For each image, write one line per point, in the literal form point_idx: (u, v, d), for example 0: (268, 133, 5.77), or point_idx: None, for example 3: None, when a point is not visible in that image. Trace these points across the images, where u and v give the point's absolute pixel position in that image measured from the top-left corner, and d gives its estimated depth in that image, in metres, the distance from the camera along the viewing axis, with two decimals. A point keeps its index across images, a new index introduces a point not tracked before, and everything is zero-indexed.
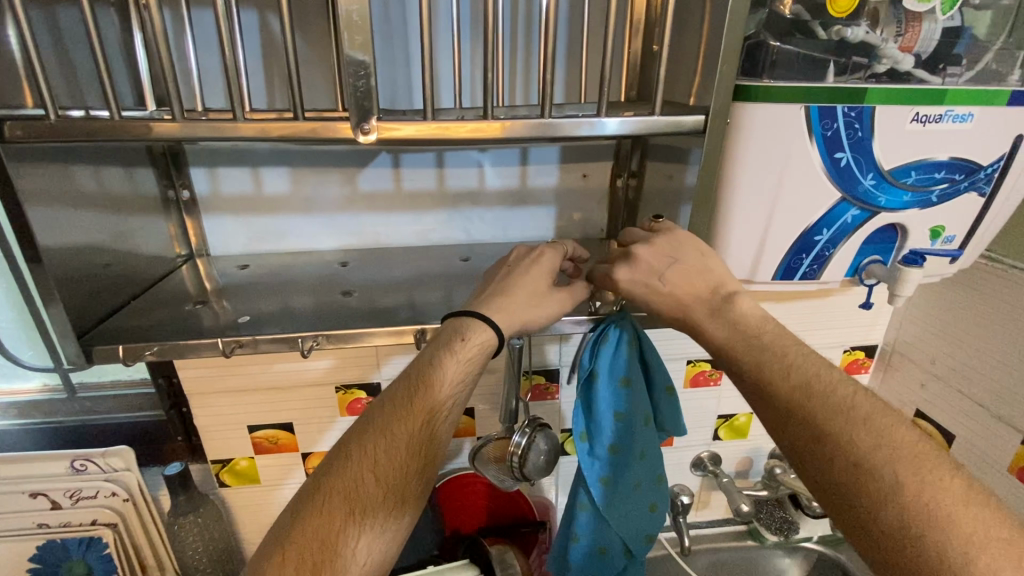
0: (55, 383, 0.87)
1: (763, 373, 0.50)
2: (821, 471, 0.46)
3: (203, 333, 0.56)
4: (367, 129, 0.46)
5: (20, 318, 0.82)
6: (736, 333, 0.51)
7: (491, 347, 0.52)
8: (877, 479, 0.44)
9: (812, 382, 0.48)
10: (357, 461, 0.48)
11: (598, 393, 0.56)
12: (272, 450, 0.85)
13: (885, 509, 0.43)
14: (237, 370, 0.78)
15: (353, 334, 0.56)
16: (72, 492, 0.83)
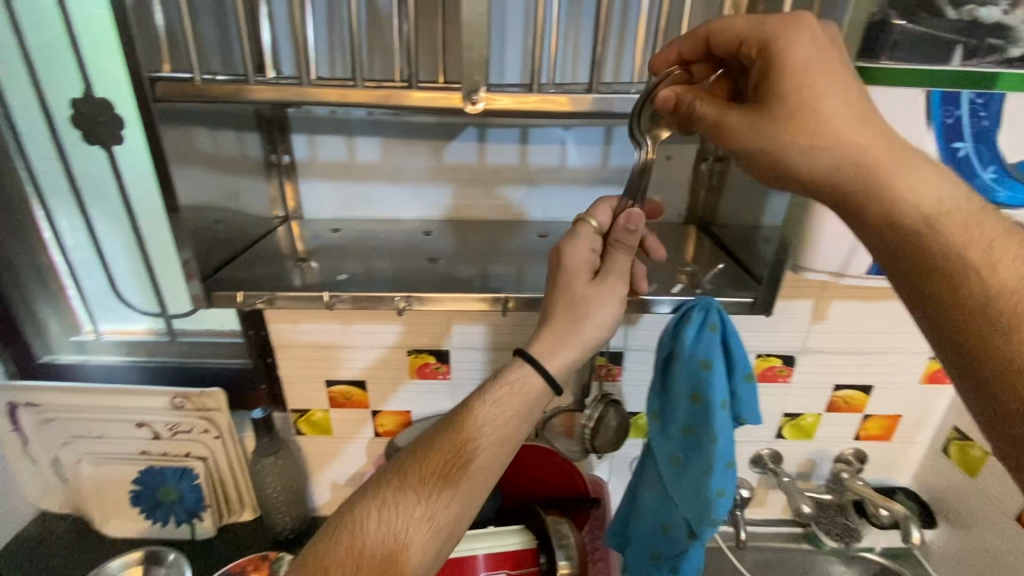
0: (159, 327, 0.97)
1: (885, 213, 0.42)
2: (916, 285, 0.40)
3: (306, 287, 0.61)
4: (475, 99, 0.49)
5: (134, 266, 0.91)
6: (836, 149, 0.43)
7: (537, 395, 0.54)
8: (978, 290, 0.37)
9: (920, 200, 0.41)
10: (405, 480, 0.52)
11: (677, 372, 0.57)
12: (346, 405, 0.91)
13: (986, 315, 0.37)
14: (320, 328, 0.84)
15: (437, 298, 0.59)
16: (172, 425, 0.92)
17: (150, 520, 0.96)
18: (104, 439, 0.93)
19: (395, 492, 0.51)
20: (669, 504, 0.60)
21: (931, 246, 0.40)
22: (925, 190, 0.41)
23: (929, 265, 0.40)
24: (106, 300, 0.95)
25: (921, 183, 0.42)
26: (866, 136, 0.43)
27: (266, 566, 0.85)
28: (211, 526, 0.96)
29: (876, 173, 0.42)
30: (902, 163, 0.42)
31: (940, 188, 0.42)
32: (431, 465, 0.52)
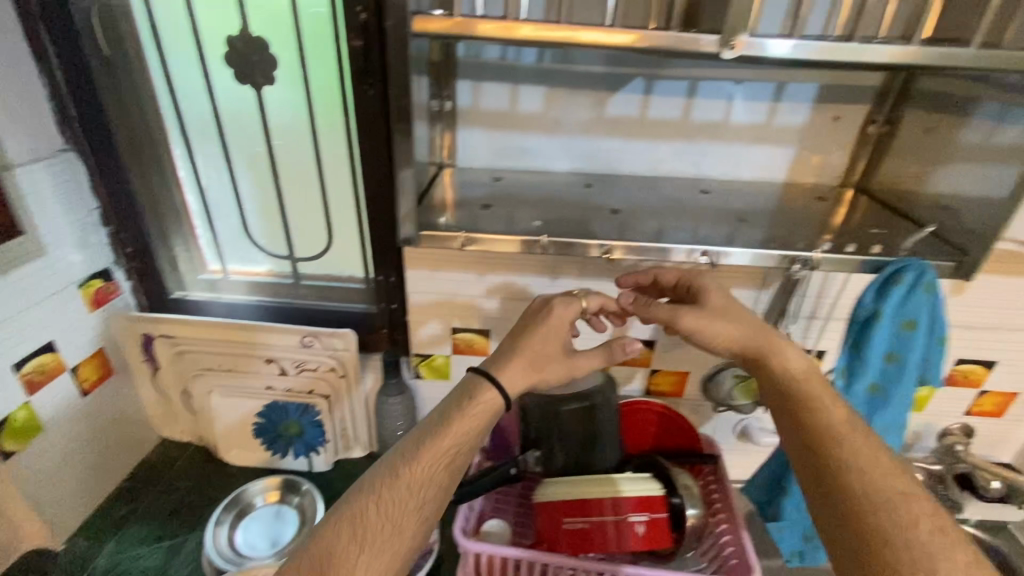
0: (283, 270, 0.99)
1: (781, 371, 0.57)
2: (820, 466, 0.51)
3: (505, 231, 0.61)
4: (732, 45, 0.52)
5: (264, 207, 0.94)
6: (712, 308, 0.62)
7: (497, 408, 0.60)
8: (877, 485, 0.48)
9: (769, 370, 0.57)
10: (392, 488, 0.54)
11: (876, 334, 0.52)
12: (465, 353, 0.93)
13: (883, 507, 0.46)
14: (448, 275, 0.85)
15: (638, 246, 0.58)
16: (299, 364, 0.96)
17: (271, 451, 1.03)
18: (232, 373, 0.98)
19: (351, 528, 0.51)
20: (801, 478, 0.73)
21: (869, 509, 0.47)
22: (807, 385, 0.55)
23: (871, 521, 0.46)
24: (235, 239, 0.98)
25: (855, 433, 0.52)
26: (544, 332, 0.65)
27: None
28: (327, 461, 1.02)
29: (829, 459, 0.50)
30: (829, 448, 0.51)
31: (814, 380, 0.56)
32: (415, 487, 0.54)
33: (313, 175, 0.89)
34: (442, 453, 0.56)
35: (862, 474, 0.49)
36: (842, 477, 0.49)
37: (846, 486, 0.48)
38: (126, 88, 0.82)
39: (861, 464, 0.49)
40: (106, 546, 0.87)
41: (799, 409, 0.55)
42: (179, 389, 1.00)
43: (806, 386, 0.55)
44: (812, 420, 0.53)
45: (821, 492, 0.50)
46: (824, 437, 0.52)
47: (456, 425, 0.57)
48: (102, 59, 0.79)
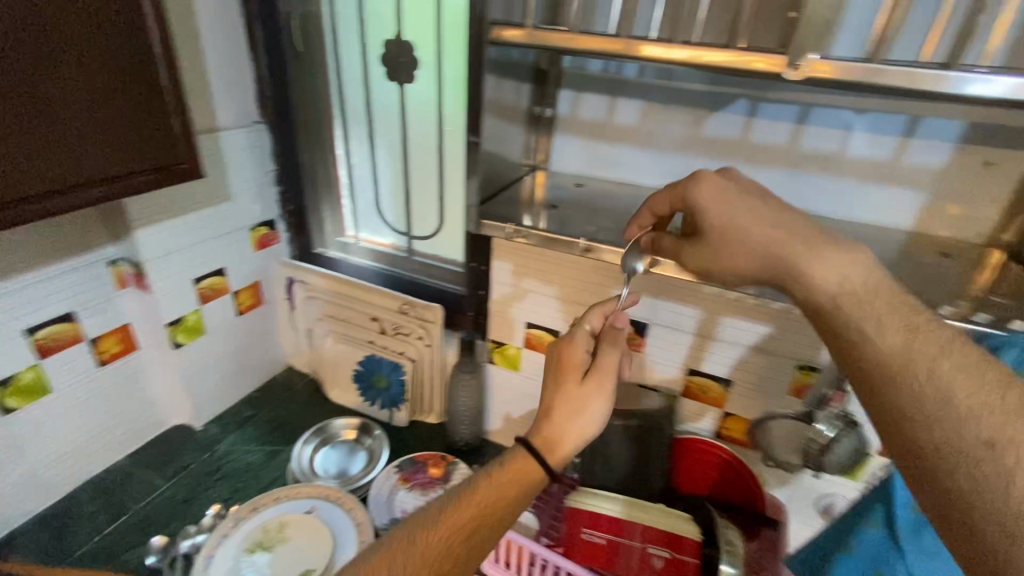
0: (402, 244, 1.14)
1: (867, 345, 0.39)
2: (892, 418, 0.37)
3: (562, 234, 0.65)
4: (800, 66, 0.47)
5: (393, 188, 1.08)
6: (754, 251, 0.47)
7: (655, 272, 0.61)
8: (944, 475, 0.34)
9: (965, 361, 0.35)
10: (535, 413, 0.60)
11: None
12: (537, 349, 0.98)
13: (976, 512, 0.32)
14: (531, 272, 0.91)
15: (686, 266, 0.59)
16: (396, 327, 1.09)
17: (362, 397, 1.17)
18: (346, 323, 1.15)
19: (435, 530, 0.53)
20: (854, 544, 0.57)
21: (837, 319, 0.41)
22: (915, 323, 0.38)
23: (831, 329, 0.42)
24: (368, 212, 1.15)
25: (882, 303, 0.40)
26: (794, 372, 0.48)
27: (443, 465, 0.99)
28: (405, 418, 1.14)
29: (791, 272, 0.44)
30: (814, 251, 0.43)
31: (929, 333, 0.37)
32: (494, 497, 0.55)
33: (435, 165, 1.00)
34: (579, 433, 0.57)
35: (863, 310, 0.40)
36: (888, 383, 0.37)
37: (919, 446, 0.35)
38: (311, 81, 1.03)
39: (879, 337, 0.38)
40: (228, 435, 1.09)
41: (816, 299, 0.43)
42: (305, 328, 1.21)
43: (784, 250, 0.44)
44: (906, 338, 0.37)
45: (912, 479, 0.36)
46: (889, 375, 0.37)
47: (590, 408, 0.58)
48: (295, 52, 1.00)
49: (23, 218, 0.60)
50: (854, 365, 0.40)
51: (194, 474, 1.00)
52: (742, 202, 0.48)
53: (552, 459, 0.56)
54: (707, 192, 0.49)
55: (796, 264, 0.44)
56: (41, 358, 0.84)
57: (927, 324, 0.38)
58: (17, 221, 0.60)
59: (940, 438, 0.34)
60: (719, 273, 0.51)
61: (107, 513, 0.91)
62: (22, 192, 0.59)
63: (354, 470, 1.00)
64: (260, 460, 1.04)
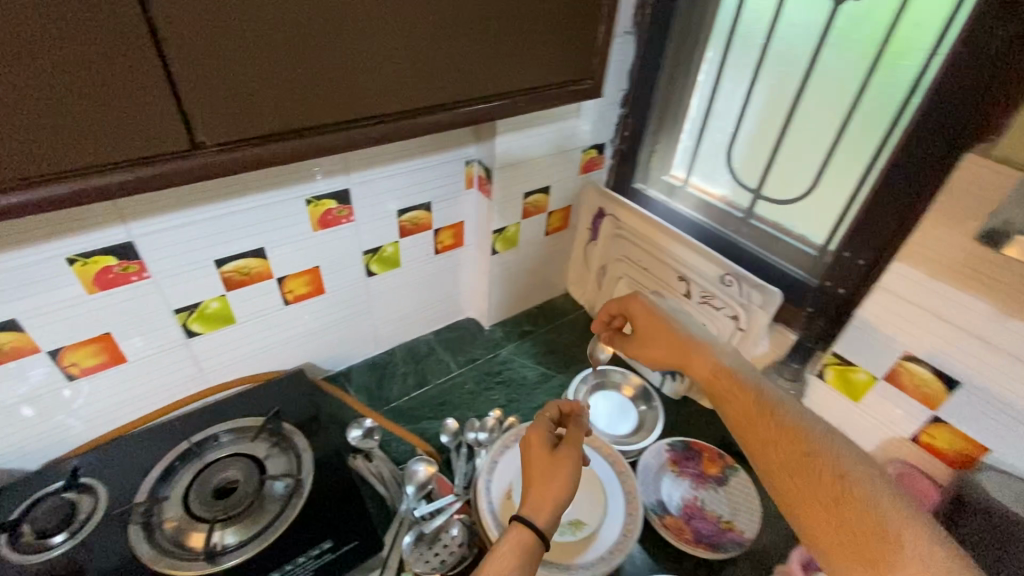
0: (739, 202, 0.96)
1: (768, 449, 0.60)
2: (780, 468, 0.58)
3: None
4: None
5: (760, 133, 0.89)
6: (725, 376, 0.71)
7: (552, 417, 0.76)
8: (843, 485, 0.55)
9: (776, 441, 0.60)
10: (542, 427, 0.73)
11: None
12: (903, 388, 0.74)
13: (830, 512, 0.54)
14: (955, 294, 0.65)
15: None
16: (705, 295, 0.94)
17: (637, 351, 1.11)
18: (646, 272, 1.05)
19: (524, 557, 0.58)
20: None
21: (758, 423, 0.63)
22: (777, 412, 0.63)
23: (842, 471, 0.56)
24: (711, 155, 0.98)
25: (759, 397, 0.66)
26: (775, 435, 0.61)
27: (720, 466, 0.89)
28: (677, 391, 1.02)
29: (690, 355, 0.77)
30: (775, 415, 0.62)
31: (796, 445, 0.59)
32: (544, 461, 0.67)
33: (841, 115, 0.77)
34: (550, 470, 0.65)
35: (789, 415, 0.62)
36: (796, 498, 0.57)
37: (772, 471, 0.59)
38: None
39: (778, 415, 0.62)
40: (510, 343, 1.15)
41: (839, 468, 0.56)
42: (599, 262, 1.16)
43: (730, 367, 0.73)
44: (796, 438, 0.60)
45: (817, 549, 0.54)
46: (802, 459, 0.58)
47: (551, 471, 0.65)
48: None
49: (376, 136, 0.56)
50: (799, 494, 0.56)
51: (480, 370, 1.08)
52: (680, 351, 0.79)
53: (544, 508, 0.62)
54: (641, 311, 0.86)
55: (780, 439, 0.60)
56: (401, 237, 0.94)
57: (784, 443, 0.60)
58: (367, 143, 0.56)
59: (797, 486, 0.57)
60: (765, 462, 0.60)
61: (415, 378, 1.05)
62: (390, 109, 0.55)
63: (622, 430, 0.94)
64: (534, 378, 1.08)
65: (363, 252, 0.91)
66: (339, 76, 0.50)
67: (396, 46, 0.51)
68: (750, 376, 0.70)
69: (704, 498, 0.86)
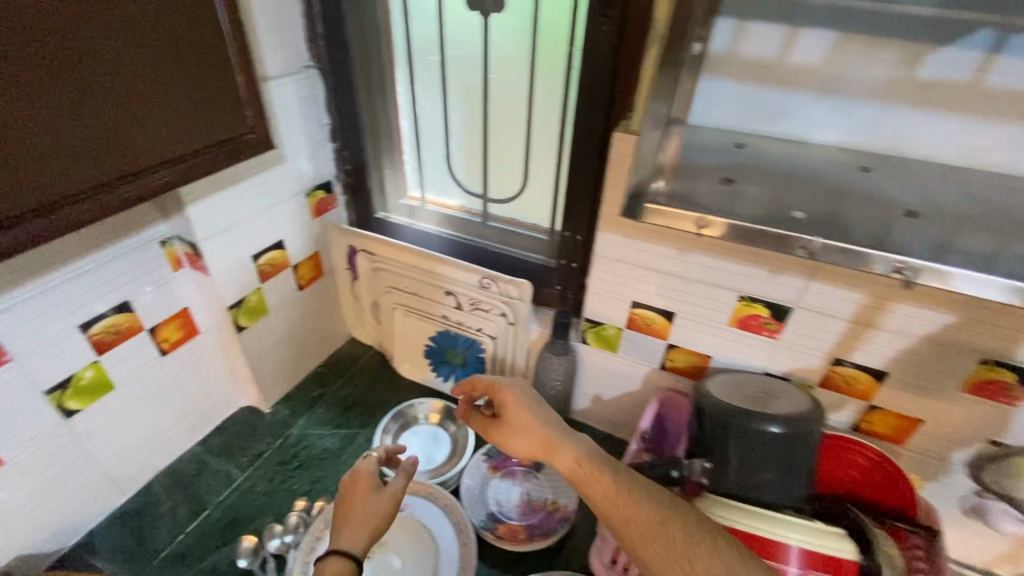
0: (474, 207, 1.00)
1: (591, 483, 0.60)
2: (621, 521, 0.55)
3: (738, 215, 0.50)
4: None
5: (468, 142, 0.93)
6: (577, 469, 0.62)
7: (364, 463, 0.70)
8: (640, 526, 0.53)
9: (593, 475, 0.60)
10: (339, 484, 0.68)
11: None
12: (639, 330, 0.87)
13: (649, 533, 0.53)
14: (648, 247, 0.76)
15: (935, 270, 0.44)
16: (474, 302, 0.98)
17: (436, 373, 1.09)
18: (415, 296, 1.03)
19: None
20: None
21: (589, 484, 0.60)
22: (584, 462, 0.62)
23: (619, 509, 0.56)
24: (435, 169, 1.00)
25: (595, 465, 0.61)
26: (597, 483, 0.59)
27: None
28: None
29: (554, 452, 0.66)
30: (561, 440, 0.66)
31: (609, 485, 0.58)
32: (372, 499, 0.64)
33: (524, 113, 0.84)
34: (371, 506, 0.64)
35: (595, 469, 0.61)
36: (634, 532, 0.54)
37: (617, 511, 0.56)
38: (367, 17, 0.88)
39: (567, 442, 0.66)
40: (299, 419, 1.04)
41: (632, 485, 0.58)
42: (369, 300, 1.10)
43: (594, 452, 0.64)
44: (594, 475, 0.60)
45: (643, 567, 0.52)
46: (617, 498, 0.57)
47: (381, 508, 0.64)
48: None
49: (162, 185, 0.65)
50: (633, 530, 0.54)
51: (270, 463, 0.96)
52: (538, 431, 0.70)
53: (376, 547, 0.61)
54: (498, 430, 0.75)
55: (591, 474, 0.60)
56: (99, 355, 0.76)
57: (636, 501, 0.56)
58: (148, 197, 0.64)
59: (624, 514, 0.55)
60: (593, 483, 0.60)
61: (188, 508, 0.87)
62: (160, 158, 0.64)
63: (437, 460, 0.92)
64: (337, 445, 0.99)
65: (44, 394, 0.71)
66: (95, 146, 0.57)
67: (147, 106, 0.61)
68: (573, 445, 0.65)
69: (531, 491, 0.87)
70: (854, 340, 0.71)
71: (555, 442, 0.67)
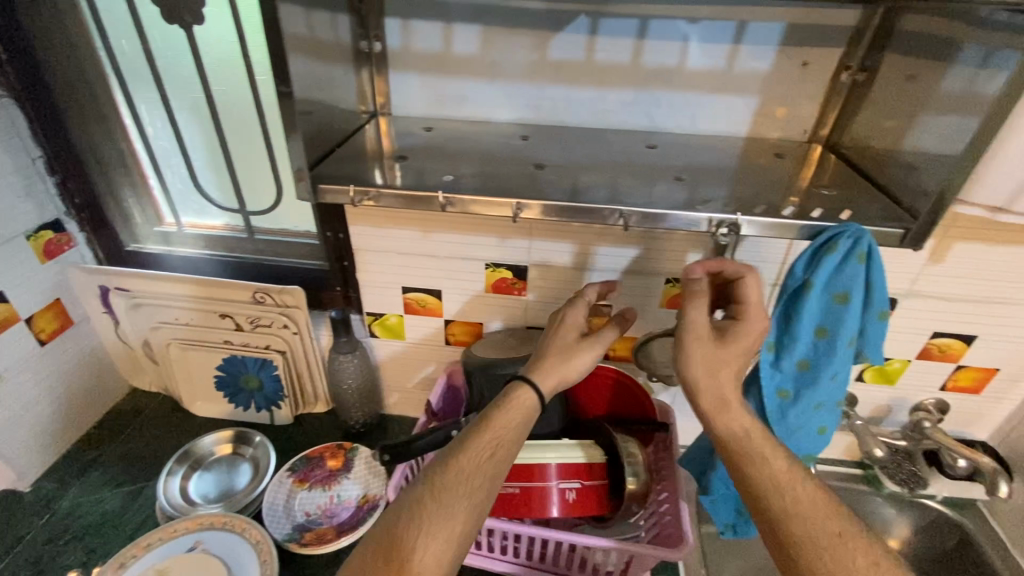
0: (238, 224, 0.97)
1: (759, 493, 0.55)
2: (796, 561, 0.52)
3: (414, 186, 0.58)
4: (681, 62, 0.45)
5: (212, 158, 0.91)
6: (741, 437, 0.56)
7: (529, 408, 0.62)
8: (846, 552, 0.52)
9: (798, 516, 0.54)
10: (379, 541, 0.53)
11: (807, 307, 0.56)
12: (418, 312, 0.92)
13: (822, 553, 0.52)
14: (396, 233, 0.82)
15: (561, 207, 0.55)
16: (253, 319, 0.95)
17: (233, 403, 1.03)
18: (190, 326, 0.97)
19: (406, 520, 0.54)
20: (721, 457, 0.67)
21: (763, 496, 0.55)
22: (795, 490, 0.55)
23: (797, 546, 0.53)
24: (186, 191, 0.96)
25: (762, 440, 0.57)
26: (809, 508, 0.54)
27: (342, 454, 0.93)
28: (288, 415, 1.02)
29: (734, 455, 0.56)
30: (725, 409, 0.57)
31: (818, 505, 0.54)
32: (510, 428, 0.60)
33: (257, 123, 0.85)
34: (505, 455, 0.59)
35: (756, 466, 0.56)
36: (794, 544, 0.53)
37: (793, 543, 0.53)
38: (56, 32, 0.80)
39: (770, 463, 0.56)
40: (69, 488, 0.91)
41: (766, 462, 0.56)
42: (140, 341, 1.01)
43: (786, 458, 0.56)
44: (796, 510, 0.54)
45: (773, 543, 0.54)
46: (784, 511, 0.54)
47: (577, 359, 0.65)
48: None
49: None
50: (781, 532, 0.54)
51: (33, 545, 0.83)
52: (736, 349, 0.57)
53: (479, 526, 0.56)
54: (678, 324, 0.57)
55: (757, 458, 0.56)
56: None
57: (843, 538, 0.53)
58: None
59: (831, 539, 0.52)
60: (761, 485, 0.55)
61: None
62: None
63: (240, 485, 0.89)
64: (119, 506, 0.89)
65: None
66: None
67: None
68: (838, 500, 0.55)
69: (340, 492, 0.88)
70: (579, 283, 0.84)
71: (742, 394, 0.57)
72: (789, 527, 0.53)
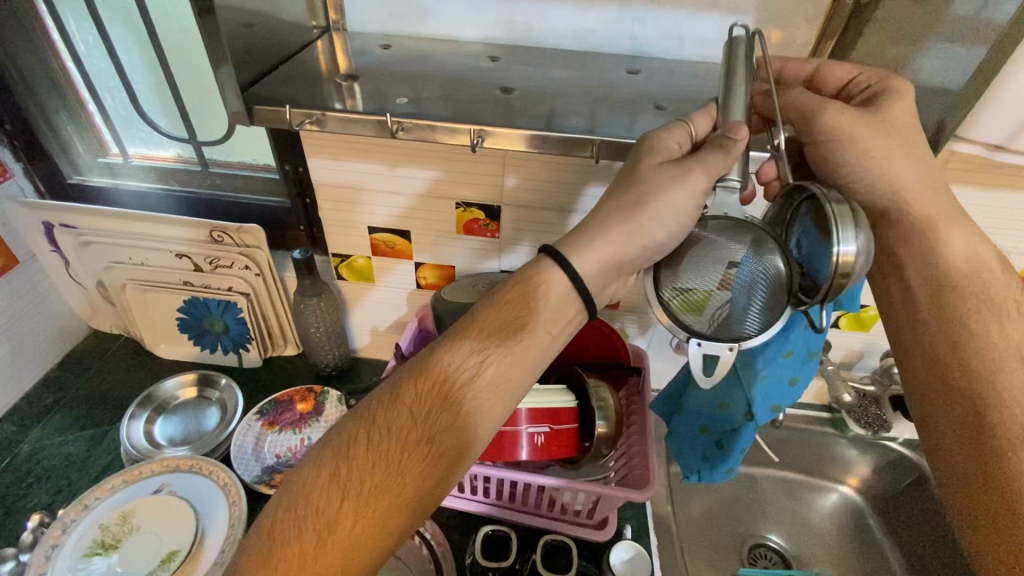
0: (189, 155, 0.90)
1: (979, 335, 0.52)
2: (985, 408, 0.50)
3: (366, 109, 0.52)
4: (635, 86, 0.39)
5: (155, 80, 0.83)
6: (970, 266, 0.55)
7: (552, 305, 0.50)
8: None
9: (1005, 369, 0.51)
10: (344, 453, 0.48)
11: None
12: (387, 254, 0.87)
13: (1020, 415, 0.49)
14: (359, 168, 0.76)
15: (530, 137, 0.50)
16: (213, 260, 0.90)
17: (199, 346, 0.99)
18: (145, 266, 0.92)
19: (376, 428, 0.48)
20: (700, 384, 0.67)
21: (975, 343, 0.52)
22: (1006, 341, 0.52)
23: (990, 397, 0.50)
24: (128, 118, 0.88)
25: (999, 282, 0.54)
26: (1007, 360, 0.51)
27: (313, 398, 0.91)
28: (256, 358, 0.99)
29: (959, 283, 0.54)
30: (953, 227, 0.55)
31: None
32: (517, 327, 0.50)
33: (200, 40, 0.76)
34: (512, 382, 0.50)
35: (979, 297, 0.54)
36: (986, 392, 0.50)
37: (988, 394, 0.50)
38: None
39: (989, 312, 0.53)
40: (30, 432, 0.89)
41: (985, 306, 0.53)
42: (93, 280, 0.95)
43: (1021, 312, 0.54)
44: (999, 359, 0.51)
45: (960, 397, 0.51)
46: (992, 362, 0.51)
47: (663, 187, 0.47)
48: None
49: None
50: (974, 386, 0.51)
51: None
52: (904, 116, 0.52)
53: (467, 459, 0.50)
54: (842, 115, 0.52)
55: (974, 293, 0.54)
56: None
57: None
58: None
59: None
60: (970, 330, 0.53)
61: None
62: None
63: (209, 427, 0.87)
64: (83, 449, 0.87)
65: None
66: None
67: None
68: None
69: (310, 435, 0.87)
70: (555, 225, 0.80)
71: (959, 219, 0.55)
72: (985, 373, 0.51)
